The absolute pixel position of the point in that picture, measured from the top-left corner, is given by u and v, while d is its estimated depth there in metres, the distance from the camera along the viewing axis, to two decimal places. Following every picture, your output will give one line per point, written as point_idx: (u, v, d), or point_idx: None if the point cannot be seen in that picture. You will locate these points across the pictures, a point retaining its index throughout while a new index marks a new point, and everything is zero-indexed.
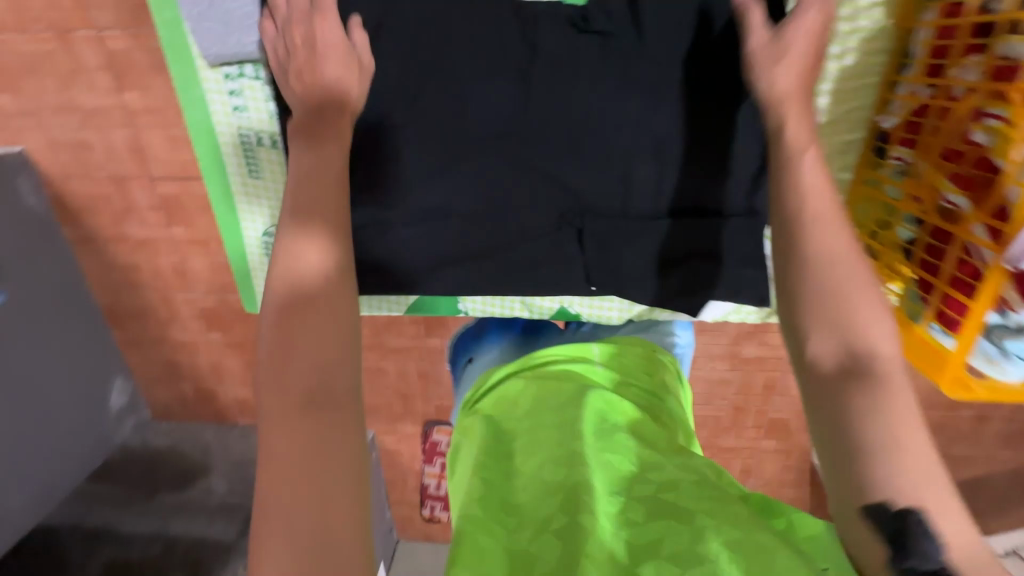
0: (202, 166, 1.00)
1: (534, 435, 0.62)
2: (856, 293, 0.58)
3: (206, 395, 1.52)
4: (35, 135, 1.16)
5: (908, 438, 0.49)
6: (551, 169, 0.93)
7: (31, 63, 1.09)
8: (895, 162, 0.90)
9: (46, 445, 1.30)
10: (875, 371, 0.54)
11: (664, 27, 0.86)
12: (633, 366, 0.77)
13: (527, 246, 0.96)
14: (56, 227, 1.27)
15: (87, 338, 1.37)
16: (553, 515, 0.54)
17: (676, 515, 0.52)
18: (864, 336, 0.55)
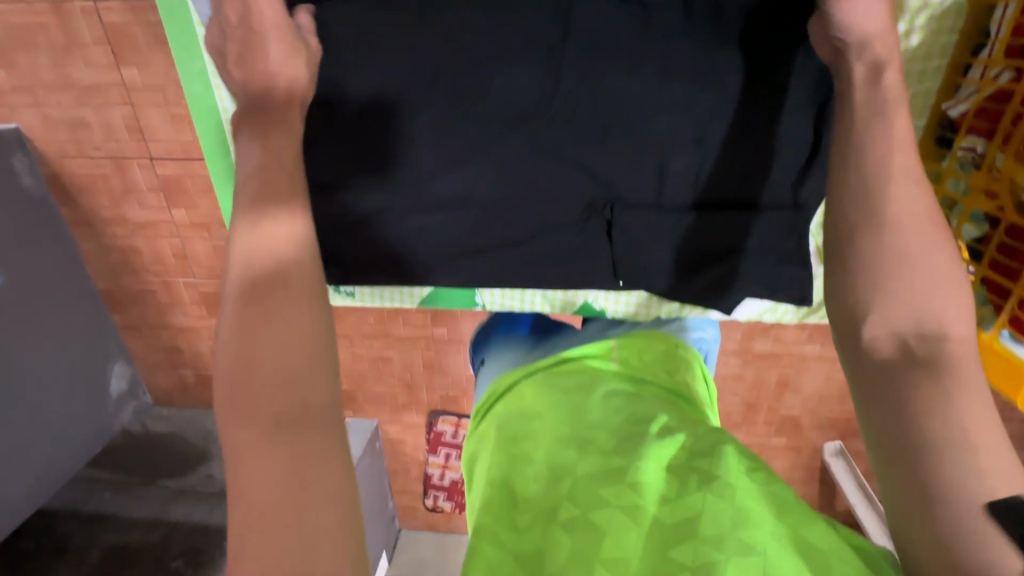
0: (204, 145, 0.96)
1: (543, 431, 0.60)
2: (929, 266, 0.52)
3: (208, 381, 1.49)
4: (30, 113, 1.12)
5: (980, 433, 0.45)
6: (580, 157, 0.89)
7: (24, 35, 1.04)
8: (962, 153, 0.81)
9: (45, 430, 1.28)
10: (947, 358, 0.49)
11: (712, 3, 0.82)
12: (650, 365, 0.75)
13: (551, 237, 0.93)
14: (54, 208, 1.23)
15: (86, 322, 1.35)
16: (563, 509, 0.51)
17: (713, 489, 0.49)
18: (936, 317, 0.50)
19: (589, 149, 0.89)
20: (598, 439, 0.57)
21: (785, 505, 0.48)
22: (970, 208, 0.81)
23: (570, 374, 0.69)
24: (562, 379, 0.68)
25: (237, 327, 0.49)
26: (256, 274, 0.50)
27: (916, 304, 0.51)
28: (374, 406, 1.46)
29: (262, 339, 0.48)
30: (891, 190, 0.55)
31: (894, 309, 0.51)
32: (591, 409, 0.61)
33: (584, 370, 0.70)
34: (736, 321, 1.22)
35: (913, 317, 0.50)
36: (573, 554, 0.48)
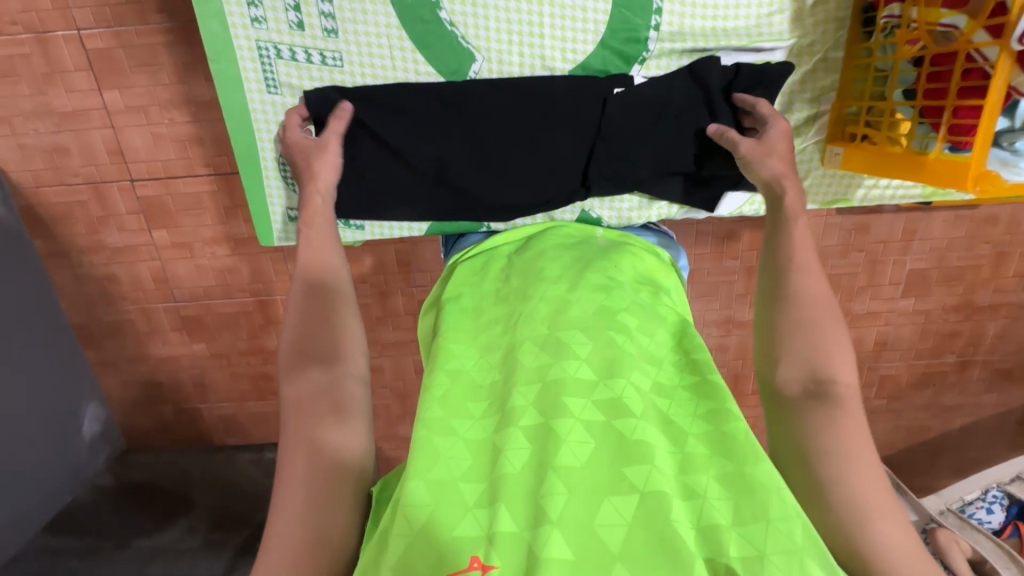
0: (220, 84, 0.91)
1: (521, 331, 0.59)
2: (824, 326, 0.66)
3: (189, 415, 1.43)
4: (6, 143, 1.13)
5: (860, 458, 0.57)
6: (563, 83, 0.92)
7: (4, 66, 1.07)
8: (885, 23, 0.86)
9: (10, 477, 1.19)
10: (836, 396, 0.61)
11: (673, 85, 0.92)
12: (624, 254, 0.74)
13: (543, 157, 0.95)
14: (27, 240, 1.21)
15: (58, 359, 1.29)
16: (527, 411, 0.51)
17: (671, 429, 0.50)
18: (827, 367, 0.63)
19: (563, 116, 0.93)
20: (574, 344, 0.56)
21: (737, 444, 0.49)
22: (897, 58, 0.85)
23: (553, 268, 0.68)
24: (542, 272, 0.67)
25: (296, 318, 0.69)
26: (310, 286, 0.72)
27: (822, 360, 0.64)
28: None
29: (306, 326, 0.68)
30: (812, 319, 0.67)
31: (800, 363, 0.64)
32: (570, 309, 0.60)
33: (565, 262, 0.69)
34: (715, 291, 1.27)
35: (814, 367, 0.64)
36: (531, 453, 0.49)
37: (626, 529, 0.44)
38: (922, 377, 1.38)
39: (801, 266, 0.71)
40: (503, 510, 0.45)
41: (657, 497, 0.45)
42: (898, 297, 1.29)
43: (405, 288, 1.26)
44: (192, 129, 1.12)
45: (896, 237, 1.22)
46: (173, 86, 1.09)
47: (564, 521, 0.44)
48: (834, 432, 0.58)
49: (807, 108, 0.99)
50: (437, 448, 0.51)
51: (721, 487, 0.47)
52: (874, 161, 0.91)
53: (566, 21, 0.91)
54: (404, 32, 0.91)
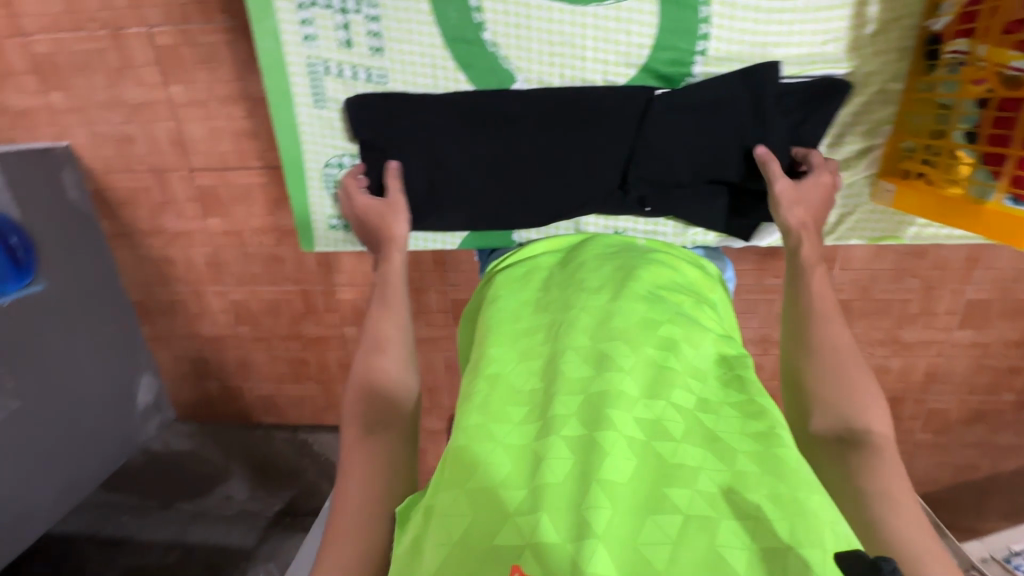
0: (271, 99, 0.95)
1: (563, 339, 0.59)
2: (852, 372, 0.65)
3: (231, 393, 1.51)
4: (81, 131, 1.21)
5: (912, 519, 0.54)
6: (600, 100, 0.91)
7: (83, 60, 1.15)
8: (951, 57, 0.80)
9: (70, 437, 1.28)
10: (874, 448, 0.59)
11: (715, 107, 0.89)
12: (665, 265, 0.73)
13: (578, 177, 0.95)
14: (96, 221, 1.31)
15: (118, 333, 1.39)
16: (569, 420, 0.51)
17: (716, 450, 0.49)
18: (861, 416, 0.61)
19: (600, 136, 0.93)
20: (618, 356, 0.56)
21: (790, 469, 0.47)
22: (960, 98, 0.80)
23: (594, 278, 0.68)
24: (584, 282, 0.67)
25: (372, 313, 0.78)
26: (382, 296, 0.79)
27: (853, 408, 0.62)
28: None
29: (381, 333, 0.75)
30: (839, 362, 0.66)
31: (834, 411, 0.63)
32: (614, 318, 0.60)
33: (606, 272, 0.69)
34: (753, 308, 1.23)
35: (846, 415, 0.62)
36: (572, 464, 0.47)
37: (671, 548, 0.42)
38: (974, 413, 1.30)
39: (820, 311, 0.71)
40: (545, 520, 0.44)
41: (703, 521, 0.44)
42: (954, 327, 1.21)
43: (438, 287, 1.29)
44: (246, 123, 1.18)
45: (957, 265, 1.14)
46: (231, 83, 1.14)
47: (608, 536, 0.42)
48: (873, 474, 0.57)
49: (859, 141, 0.94)
50: (479, 455, 0.50)
51: (773, 505, 0.45)
52: (926, 204, 0.87)
53: (608, 46, 0.90)
54: (448, 52, 0.92)
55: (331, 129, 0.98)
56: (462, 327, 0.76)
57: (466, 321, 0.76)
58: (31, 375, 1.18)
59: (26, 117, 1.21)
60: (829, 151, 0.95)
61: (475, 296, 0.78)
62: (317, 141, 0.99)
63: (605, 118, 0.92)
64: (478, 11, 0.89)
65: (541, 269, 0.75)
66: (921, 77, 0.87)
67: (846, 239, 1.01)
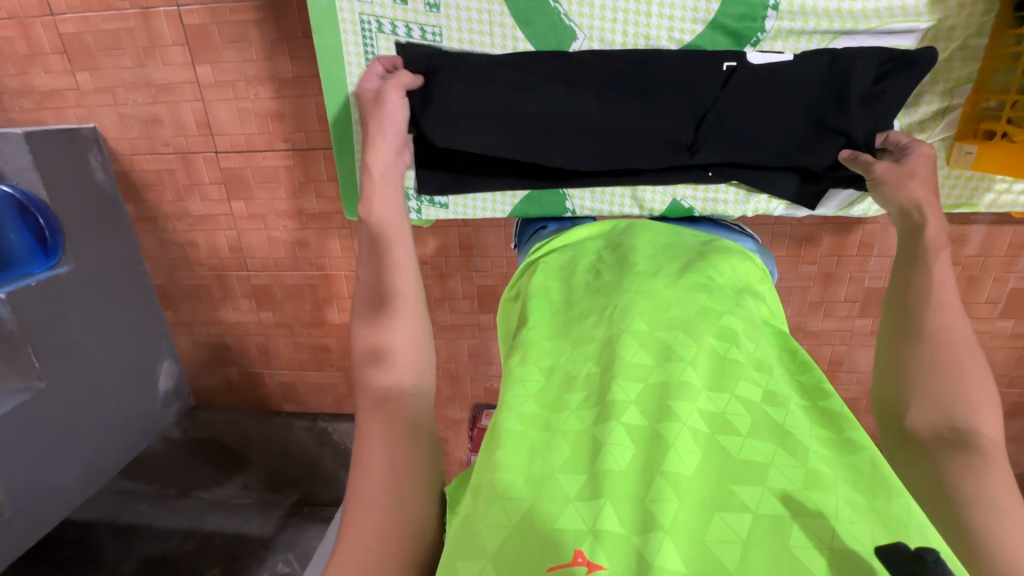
0: (322, 57, 0.94)
1: (620, 322, 0.55)
2: (968, 369, 0.58)
3: (252, 379, 1.50)
4: (107, 112, 1.21)
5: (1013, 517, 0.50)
6: (665, 61, 0.89)
7: (111, 40, 1.14)
8: None
9: (92, 421, 1.26)
10: (978, 449, 0.54)
11: (785, 71, 0.87)
12: (726, 254, 0.69)
13: (637, 144, 0.93)
14: (121, 204, 1.30)
15: (140, 317, 1.38)
16: (630, 408, 0.47)
17: (785, 446, 0.44)
18: (969, 414, 0.56)
19: (664, 96, 0.89)
20: (680, 346, 0.51)
21: (865, 473, 0.43)
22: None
23: (647, 263, 0.64)
24: (638, 266, 0.63)
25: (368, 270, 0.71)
26: (371, 288, 0.69)
27: (960, 405, 0.56)
28: None
29: (388, 290, 0.68)
30: (952, 354, 0.59)
31: (936, 405, 0.57)
32: (672, 307, 0.56)
33: (659, 260, 0.65)
34: (786, 296, 1.21)
35: (953, 413, 0.56)
36: (634, 454, 0.44)
37: (744, 545, 0.39)
38: (1010, 408, 1.27)
39: (936, 300, 0.64)
40: (609, 509, 0.41)
41: (775, 519, 0.40)
42: (995, 317, 1.18)
43: (464, 272, 1.27)
44: (274, 104, 1.16)
45: (1000, 252, 1.11)
46: (260, 63, 1.13)
47: (676, 530, 0.39)
48: (977, 482, 0.52)
49: (937, 100, 0.91)
50: (533, 441, 0.47)
51: (853, 508, 0.40)
52: (1013, 162, 0.82)
53: (675, 1, 0.88)
54: (506, 8, 0.90)
55: None
56: (501, 310, 0.73)
57: (505, 302, 0.73)
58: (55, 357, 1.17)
59: (52, 98, 1.20)
60: (906, 111, 0.92)
61: (517, 277, 0.75)
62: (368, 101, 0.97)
63: (671, 80, 0.89)
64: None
65: (594, 250, 0.71)
66: (1007, 32, 0.84)
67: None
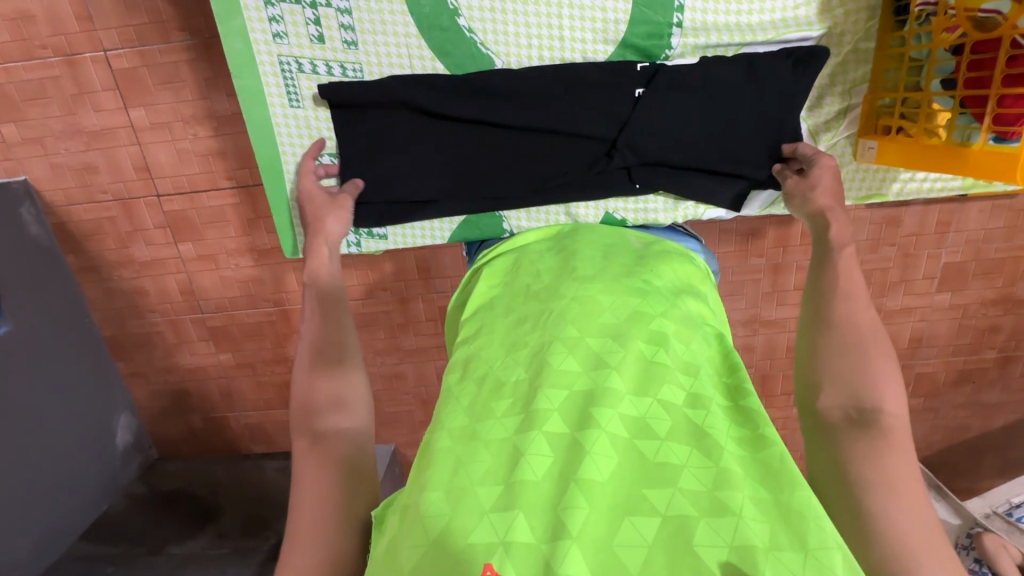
0: (243, 101, 0.93)
1: (553, 330, 0.56)
2: (872, 355, 0.62)
3: (217, 424, 1.45)
4: (38, 163, 1.16)
5: (903, 487, 0.52)
6: (583, 81, 0.91)
7: (36, 89, 1.11)
8: (920, 10, 0.83)
9: (44, 484, 1.20)
10: (880, 426, 0.56)
11: (692, 83, 0.90)
12: (667, 258, 0.70)
13: (560, 163, 0.95)
14: (61, 256, 1.25)
15: (91, 372, 1.32)
16: (553, 415, 0.48)
17: (702, 447, 0.46)
18: (871, 393, 0.58)
19: (587, 114, 0.92)
20: (607, 353, 0.53)
21: (773, 471, 0.45)
22: (934, 47, 0.81)
23: (586, 266, 0.65)
24: (576, 269, 0.64)
25: (310, 332, 0.72)
26: (315, 348, 0.70)
27: (864, 390, 0.59)
28: (392, 428, 1.42)
29: (329, 349, 0.69)
30: (860, 341, 0.63)
31: (843, 388, 0.60)
32: (603, 312, 0.57)
33: (600, 262, 0.66)
34: (739, 290, 1.24)
35: (857, 395, 0.59)
36: (553, 463, 0.45)
37: (648, 550, 0.40)
38: (959, 375, 1.34)
39: (845, 292, 0.68)
40: (520, 519, 0.42)
41: (682, 521, 0.41)
42: (933, 291, 1.24)
43: (425, 295, 1.27)
44: (215, 143, 1.15)
45: (929, 230, 1.18)
46: (195, 102, 1.11)
47: (584, 537, 0.40)
48: (872, 459, 0.54)
49: (838, 102, 0.96)
50: (460, 455, 0.48)
51: (758, 508, 0.42)
52: (909, 154, 0.87)
53: (585, 24, 0.91)
54: (423, 40, 0.91)
55: (309, 128, 0.96)
56: (449, 319, 0.73)
57: (452, 312, 0.73)
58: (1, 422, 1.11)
59: None
60: (811, 112, 0.97)
61: (460, 289, 0.76)
62: (297, 143, 0.97)
63: (593, 98, 0.92)
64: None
65: (537, 252, 0.72)
66: (891, 34, 0.90)
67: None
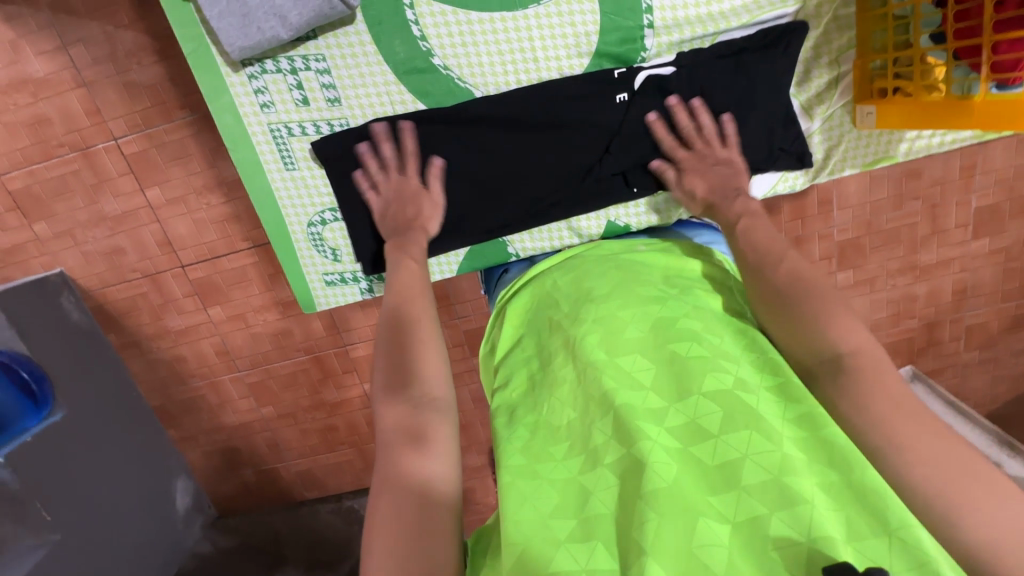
0: (242, 170, 0.97)
1: (583, 355, 0.55)
2: (814, 300, 0.57)
3: (268, 476, 1.49)
4: (71, 253, 1.23)
5: (903, 427, 0.46)
6: (563, 97, 0.92)
7: (60, 185, 1.17)
8: None
9: (113, 559, 1.24)
10: (850, 369, 0.51)
11: (673, 82, 0.90)
12: (680, 257, 0.69)
13: (553, 181, 0.96)
14: (103, 336, 1.31)
15: (146, 443, 1.37)
16: (604, 441, 0.48)
17: (760, 430, 0.45)
18: (827, 338, 0.54)
19: (573, 128, 0.93)
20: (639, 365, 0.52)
21: (834, 452, 0.44)
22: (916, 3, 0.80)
23: (601, 283, 0.64)
24: (592, 288, 0.64)
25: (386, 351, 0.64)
26: (389, 370, 0.62)
27: (815, 335, 0.54)
28: None
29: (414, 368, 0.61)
30: (789, 294, 0.59)
31: (798, 346, 0.56)
32: (628, 325, 0.56)
33: (615, 275, 0.65)
34: None
35: (815, 347, 0.54)
36: (617, 488, 0.45)
37: (728, 552, 0.40)
38: (1012, 321, 1.27)
39: (764, 252, 0.65)
40: (600, 550, 0.43)
41: (756, 519, 0.41)
42: (969, 239, 1.19)
43: (449, 321, 1.27)
44: (228, 208, 1.19)
45: (955, 177, 1.12)
46: (204, 172, 1.16)
47: (661, 554, 0.40)
48: (859, 403, 0.49)
49: (826, 72, 0.94)
50: (522, 492, 0.48)
51: (825, 494, 0.42)
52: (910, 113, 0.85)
53: (556, 41, 0.91)
54: (402, 85, 0.93)
55: (307, 187, 0.99)
56: (482, 366, 0.73)
57: (485, 359, 0.73)
58: (66, 505, 1.16)
59: (15, 253, 1.22)
60: (800, 88, 0.95)
61: (490, 329, 0.76)
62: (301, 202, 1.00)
63: (575, 110, 0.92)
64: (422, 40, 0.90)
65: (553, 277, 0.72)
66: None
67: (840, 171, 1.01)
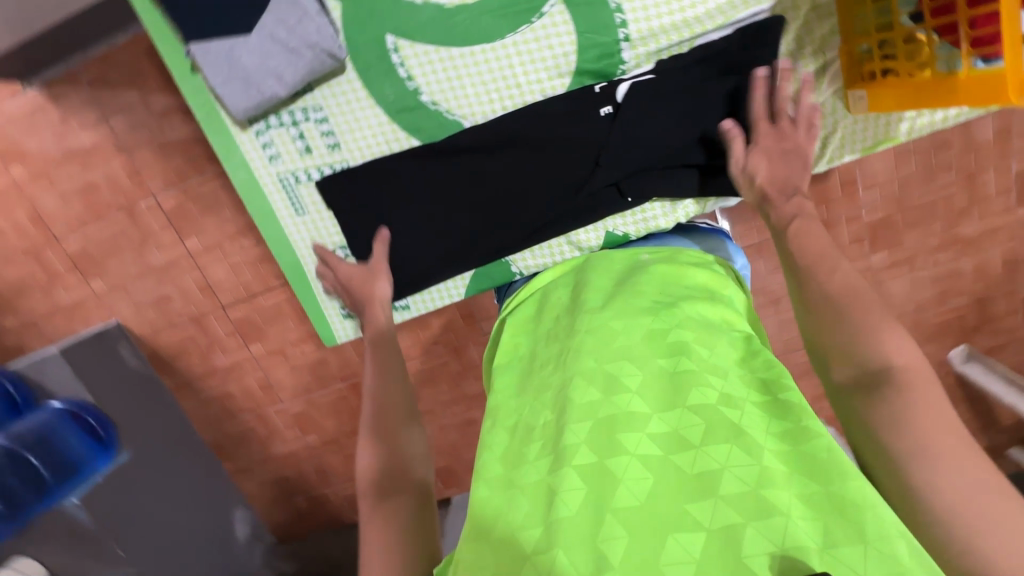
0: (257, 219, 1.03)
1: (572, 365, 0.55)
2: (866, 312, 0.57)
3: (319, 501, 1.55)
4: (123, 304, 1.32)
5: (942, 446, 0.46)
6: (549, 116, 0.94)
7: (111, 244, 1.27)
8: None
9: None
10: (895, 383, 0.51)
11: (658, 89, 0.90)
12: (675, 267, 0.69)
13: (549, 198, 0.97)
14: (159, 380, 1.39)
15: (205, 477, 1.45)
16: (580, 447, 0.47)
17: (741, 445, 0.44)
18: (877, 352, 0.53)
19: (563, 146, 0.94)
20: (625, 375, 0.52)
21: (819, 464, 0.43)
22: None
23: (596, 296, 0.65)
24: (586, 301, 0.64)
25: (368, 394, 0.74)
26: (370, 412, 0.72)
27: (866, 346, 0.54)
28: None
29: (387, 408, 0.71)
30: (845, 302, 0.58)
31: (846, 354, 0.56)
32: (618, 336, 0.57)
33: (612, 290, 0.66)
34: None
35: (860, 356, 0.54)
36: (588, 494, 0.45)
37: (697, 564, 0.39)
38: None
39: (816, 257, 0.65)
40: (560, 557, 0.41)
41: (729, 530, 0.40)
42: (1014, 206, 1.12)
43: (477, 339, 1.30)
44: (260, 249, 1.26)
45: (988, 142, 1.06)
46: (236, 218, 1.24)
47: (627, 563, 0.40)
48: (901, 419, 0.48)
49: (812, 62, 0.93)
50: (500, 504, 0.49)
51: (803, 506, 0.41)
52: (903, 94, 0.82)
53: (536, 66, 0.94)
54: (395, 124, 0.98)
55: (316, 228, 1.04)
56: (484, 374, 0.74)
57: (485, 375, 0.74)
58: None
59: (75, 309, 1.32)
60: None
61: (491, 340, 0.76)
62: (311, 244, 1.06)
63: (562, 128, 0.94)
64: (410, 81, 0.96)
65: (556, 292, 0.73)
66: None
67: (839, 158, 0.99)
